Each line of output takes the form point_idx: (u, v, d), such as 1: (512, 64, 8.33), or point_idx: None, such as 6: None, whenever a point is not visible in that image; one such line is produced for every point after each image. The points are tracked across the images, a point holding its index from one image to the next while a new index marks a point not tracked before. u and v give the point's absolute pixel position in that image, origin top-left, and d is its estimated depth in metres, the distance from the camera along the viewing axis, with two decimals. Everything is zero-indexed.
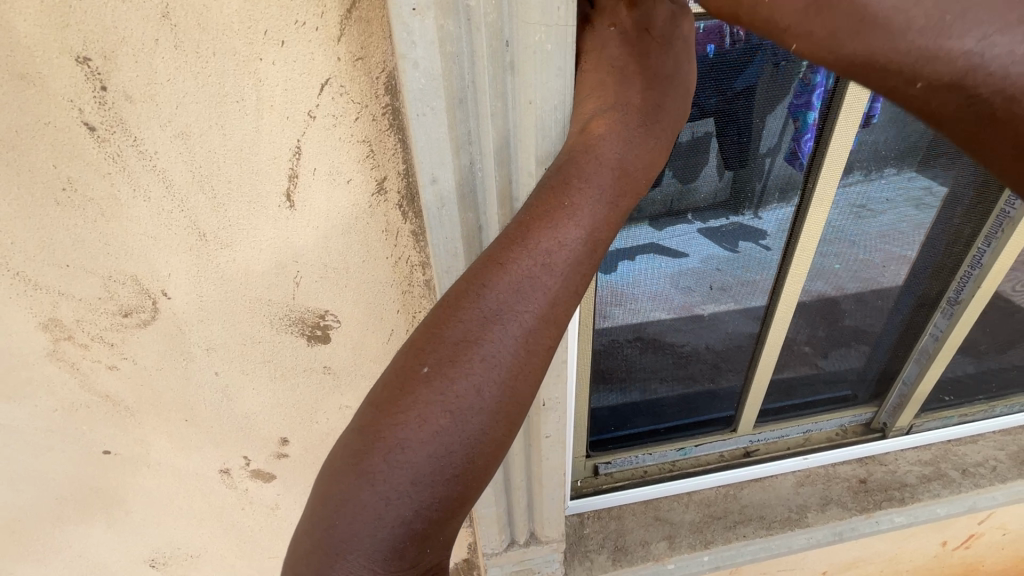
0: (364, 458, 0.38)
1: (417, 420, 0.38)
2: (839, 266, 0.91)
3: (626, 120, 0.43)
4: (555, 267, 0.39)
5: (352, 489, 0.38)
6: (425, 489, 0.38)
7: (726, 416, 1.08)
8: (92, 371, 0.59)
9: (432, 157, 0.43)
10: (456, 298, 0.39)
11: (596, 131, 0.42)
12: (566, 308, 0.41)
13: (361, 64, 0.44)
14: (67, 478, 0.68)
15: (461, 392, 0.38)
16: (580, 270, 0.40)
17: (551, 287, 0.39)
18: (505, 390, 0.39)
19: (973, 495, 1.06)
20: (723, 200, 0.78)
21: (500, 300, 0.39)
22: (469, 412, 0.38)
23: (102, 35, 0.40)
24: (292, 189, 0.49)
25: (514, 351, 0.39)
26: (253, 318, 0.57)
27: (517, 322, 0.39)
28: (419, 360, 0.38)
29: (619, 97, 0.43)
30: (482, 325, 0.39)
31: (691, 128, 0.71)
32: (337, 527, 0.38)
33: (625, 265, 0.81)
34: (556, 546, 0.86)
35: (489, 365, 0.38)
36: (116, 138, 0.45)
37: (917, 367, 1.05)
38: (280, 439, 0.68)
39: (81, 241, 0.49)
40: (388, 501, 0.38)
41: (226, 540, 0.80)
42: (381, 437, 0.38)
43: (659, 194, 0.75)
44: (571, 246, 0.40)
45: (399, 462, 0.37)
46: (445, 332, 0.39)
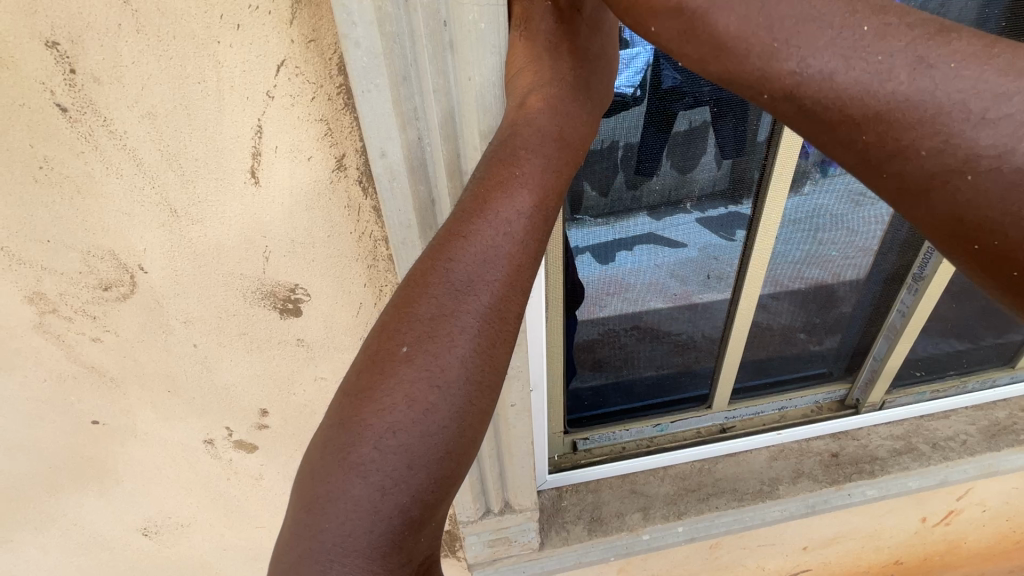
0: (352, 449, 0.38)
1: (402, 401, 0.38)
2: (825, 257, 0.96)
3: (558, 95, 0.47)
4: (518, 234, 0.42)
5: (342, 484, 0.38)
6: (419, 470, 0.38)
7: (701, 395, 1.12)
8: (77, 343, 0.62)
9: (379, 132, 0.46)
10: (423, 277, 0.41)
11: (533, 106, 0.46)
12: (532, 271, 0.43)
13: (314, 46, 0.46)
14: (60, 447, 0.72)
15: (443, 366, 0.39)
16: (538, 233, 0.43)
17: (516, 252, 0.42)
18: (485, 359, 0.40)
19: (943, 468, 1.09)
20: (720, 189, 0.84)
21: (469, 272, 0.40)
22: (453, 385, 0.39)
23: (69, 21, 0.43)
24: (256, 166, 0.52)
25: (489, 319, 0.41)
26: (227, 292, 0.60)
27: (488, 290, 0.41)
28: (395, 343, 0.40)
29: (552, 74, 0.47)
30: (456, 298, 0.40)
31: (689, 118, 0.75)
32: (331, 527, 0.38)
33: (623, 254, 0.86)
34: (531, 515, 0.90)
35: (467, 335, 0.40)
36: (87, 119, 0.48)
37: (886, 343, 1.08)
38: (260, 410, 0.72)
39: (60, 217, 0.53)
40: (383, 488, 0.38)
41: (214, 510, 0.83)
42: (366, 425, 0.38)
43: (659, 182, 0.80)
44: (528, 211, 0.42)
45: (389, 446, 0.38)
46: (418, 310, 0.40)
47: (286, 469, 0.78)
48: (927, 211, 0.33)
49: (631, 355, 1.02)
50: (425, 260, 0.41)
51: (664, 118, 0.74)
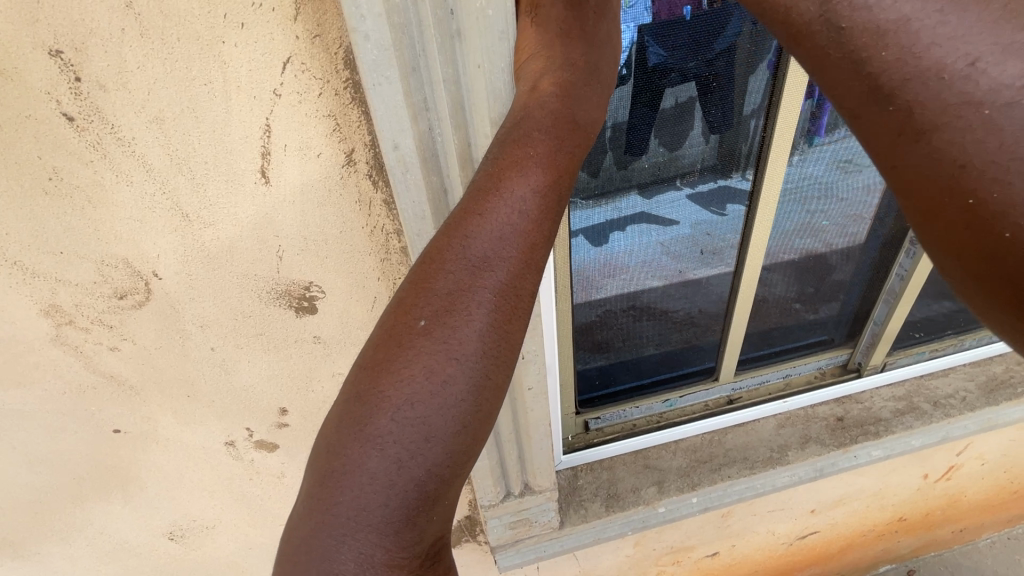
0: (369, 421, 0.38)
1: (420, 373, 0.39)
2: (816, 227, 0.98)
3: (570, 80, 0.48)
4: (534, 211, 0.43)
5: (356, 456, 0.38)
6: (436, 444, 0.39)
7: (707, 368, 1.14)
8: (95, 353, 0.62)
9: (392, 124, 0.46)
10: (440, 252, 0.41)
11: (546, 89, 0.46)
12: (546, 251, 0.44)
13: (319, 41, 0.46)
14: (83, 457, 0.73)
15: (461, 339, 0.40)
16: (551, 212, 0.43)
17: (533, 229, 0.42)
18: (502, 333, 0.41)
19: (945, 425, 1.12)
20: (710, 164, 0.84)
21: (487, 247, 0.41)
22: (471, 358, 0.40)
23: (72, 29, 0.43)
24: (266, 166, 0.52)
25: (506, 294, 0.41)
26: (242, 293, 0.60)
27: (505, 265, 0.41)
28: (412, 317, 0.40)
29: (563, 57, 0.48)
30: (472, 273, 0.41)
31: (675, 94, 0.75)
32: (346, 500, 0.38)
33: (616, 235, 0.87)
34: (550, 495, 0.92)
35: (484, 309, 0.40)
36: (94, 127, 0.47)
37: (886, 307, 1.10)
38: (280, 409, 0.72)
39: (72, 228, 0.53)
40: (400, 461, 0.38)
41: (238, 510, 0.84)
42: (383, 397, 0.38)
43: (648, 161, 0.80)
44: (543, 189, 0.43)
45: (406, 418, 0.38)
46: (436, 285, 0.41)
47: None
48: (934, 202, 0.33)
49: (631, 334, 1.03)
50: (441, 237, 0.42)
51: (650, 95, 0.74)
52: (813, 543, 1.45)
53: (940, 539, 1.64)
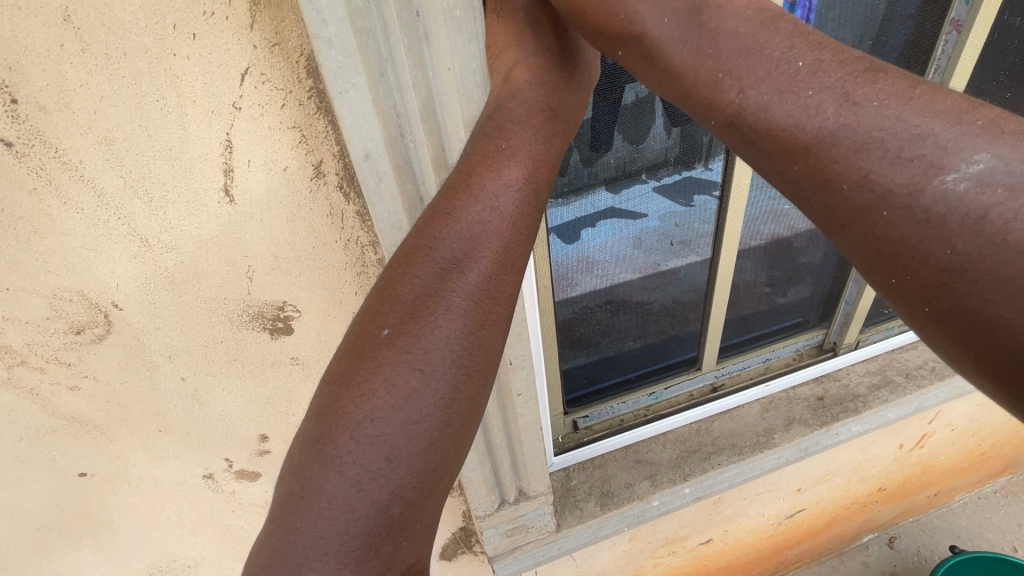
0: (330, 440, 0.37)
1: (382, 387, 0.37)
2: (784, 212, 1.00)
3: (546, 67, 0.48)
4: (504, 210, 0.41)
5: (316, 478, 0.36)
6: (400, 463, 0.37)
7: (689, 358, 1.15)
8: (53, 394, 0.58)
9: (362, 133, 0.44)
10: (407, 257, 0.40)
11: (518, 78, 0.47)
12: (520, 253, 0.42)
13: (278, 49, 0.44)
14: (47, 505, 0.68)
15: (426, 347, 0.38)
16: (525, 210, 0.42)
17: (504, 229, 0.41)
18: (472, 341, 0.39)
19: (918, 395, 1.16)
20: (673, 157, 0.84)
21: (455, 249, 0.40)
22: (437, 368, 0.38)
23: (4, 47, 0.39)
24: (229, 183, 0.49)
25: (476, 298, 0.40)
26: (212, 319, 0.57)
27: (476, 267, 0.40)
28: (377, 327, 0.39)
29: (535, 45, 0.48)
30: (438, 277, 0.39)
31: (634, 90, 0.75)
32: (304, 526, 0.36)
33: (586, 232, 0.87)
34: (545, 499, 0.92)
35: (452, 315, 0.39)
36: (36, 152, 0.44)
37: (856, 287, 1.13)
38: (260, 436, 0.69)
39: (18, 261, 0.49)
40: (360, 484, 0.36)
41: (222, 544, 0.80)
42: (346, 413, 0.37)
43: (611, 158, 0.80)
44: (516, 185, 0.42)
45: (368, 436, 0.36)
46: (401, 292, 0.39)
47: None
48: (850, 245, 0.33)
49: (609, 329, 1.03)
50: (408, 241, 0.41)
51: (612, 91, 0.74)
52: (801, 521, 1.48)
53: (918, 505, 1.70)
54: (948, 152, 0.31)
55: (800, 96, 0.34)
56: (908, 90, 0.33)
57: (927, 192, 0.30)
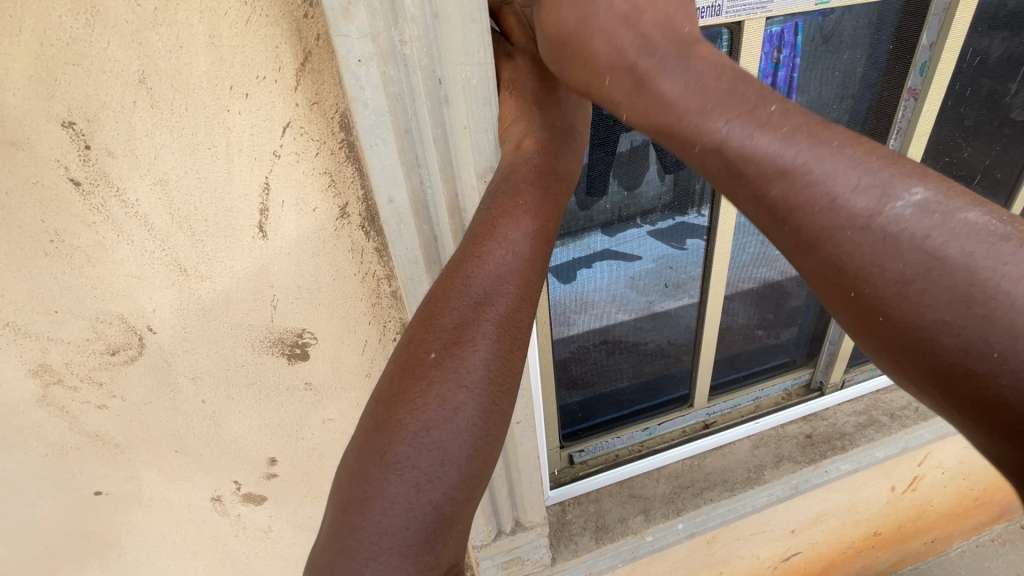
0: (388, 449, 0.41)
1: (433, 402, 0.42)
2: (768, 256, 1.06)
3: (551, 138, 0.53)
4: (526, 252, 0.47)
5: (378, 483, 0.40)
6: (451, 467, 0.41)
7: (681, 395, 1.19)
8: (82, 412, 0.62)
9: (387, 180, 0.50)
10: (444, 292, 0.45)
11: (527, 148, 0.52)
12: (539, 286, 0.48)
13: (317, 107, 0.51)
14: (59, 524, 0.70)
15: (468, 368, 0.43)
16: (541, 251, 0.48)
17: (526, 268, 0.47)
18: (505, 362, 0.44)
19: (903, 434, 1.20)
20: (667, 201, 0.91)
21: (486, 285, 0.45)
22: (478, 385, 0.43)
23: (85, 102, 0.46)
24: (264, 221, 0.55)
25: (505, 325, 0.45)
26: (236, 344, 0.62)
27: (503, 300, 0.46)
28: (423, 351, 0.43)
29: (542, 120, 0.53)
30: (475, 308, 0.45)
31: (631, 139, 0.83)
32: (370, 524, 0.39)
33: (585, 271, 0.93)
34: (540, 531, 0.93)
35: (488, 340, 0.44)
36: (99, 190, 0.50)
37: (839, 327, 1.18)
38: (269, 459, 0.72)
39: (69, 287, 0.54)
40: (419, 484, 0.40)
41: (221, 570, 0.82)
42: (401, 425, 0.41)
43: (609, 202, 0.87)
44: (533, 232, 0.48)
45: (424, 443, 0.41)
46: (442, 320, 0.44)
47: (297, 517, 0.78)
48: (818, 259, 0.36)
49: (606, 367, 1.07)
50: (443, 278, 0.46)
51: (609, 141, 0.81)
52: (796, 565, 1.47)
53: (914, 552, 1.69)
54: (887, 195, 0.35)
55: (766, 148, 0.37)
56: (853, 145, 0.36)
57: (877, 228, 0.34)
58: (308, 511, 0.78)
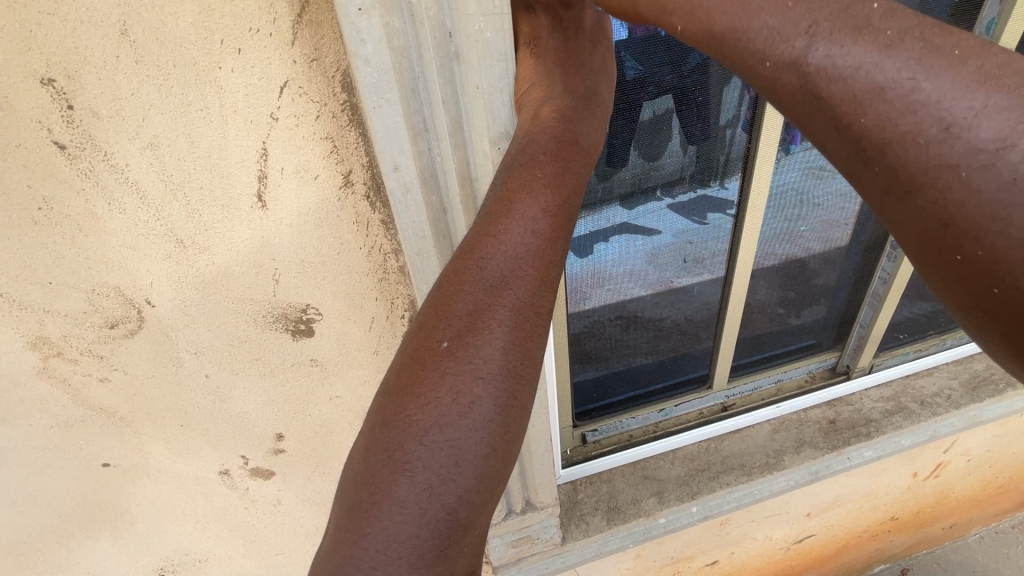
0: (398, 448, 0.38)
1: (445, 396, 0.39)
2: (797, 233, 1.00)
3: (571, 105, 0.48)
4: (546, 231, 0.43)
5: (386, 485, 0.37)
6: (466, 467, 0.38)
7: (701, 375, 1.15)
8: (84, 384, 0.61)
9: (392, 146, 0.46)
10: (457, 275, 0.42)
11: (545, 117, 0.47)
12: (559, 269, 0.44)
13: (316, 64, 0.46)
14: (70, 494, 0.70)
15: (484, 359, 0.40)
16: (562, 231, 0.44)
17: (546, 249, 0.43)
18: (523, 351, 0.41)
19: (933, 422, 1.15)
20: (690, 172, 0.85)
21: (502, 268, 0.42)
22: (495, 378, 0.40)
23: (65, 57, 0.42)
24: (262, 190, 0.51)
25: (524, 313, 0.41)
26: (238, 318, 0.59)
27: (521, 284, 0.42)
28: (434, 339, 0.40)
29: (562, 87, 0.48)
30: (491, 292, 0.41)
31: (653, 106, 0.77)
32: (377, 530, 0.37)
33: (601, 245, 0.88)
34: (552, 511, 0.92)
35: (504, 328, 0.41)
36: (86, 154, 0.47)
37: (871, 310, 1.12)
38: (276, 435, 0.71)
39: (61, 257, 0.52)
40: (430, 488, 0.37)
41: (233, 540, 0.82)
42: (411, 422, 0.38)
43: (629, 173, 0.81)
44: (553, 210, 0.43)
45: (435, 442, 0.38)
46: (455, 306, 0.41)
47: (305, 492, 0.78)
48: (912, 213, 0.32)
49: (621, 342, 1.03)
50: (455, 260, 0.43)
51: (631, 109, 0.75)
52: (809, 547, 1.46)
53: (931, 537, 1.66)
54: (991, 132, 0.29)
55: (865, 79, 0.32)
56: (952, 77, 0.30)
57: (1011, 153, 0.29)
58: (316, 486, 0.77)
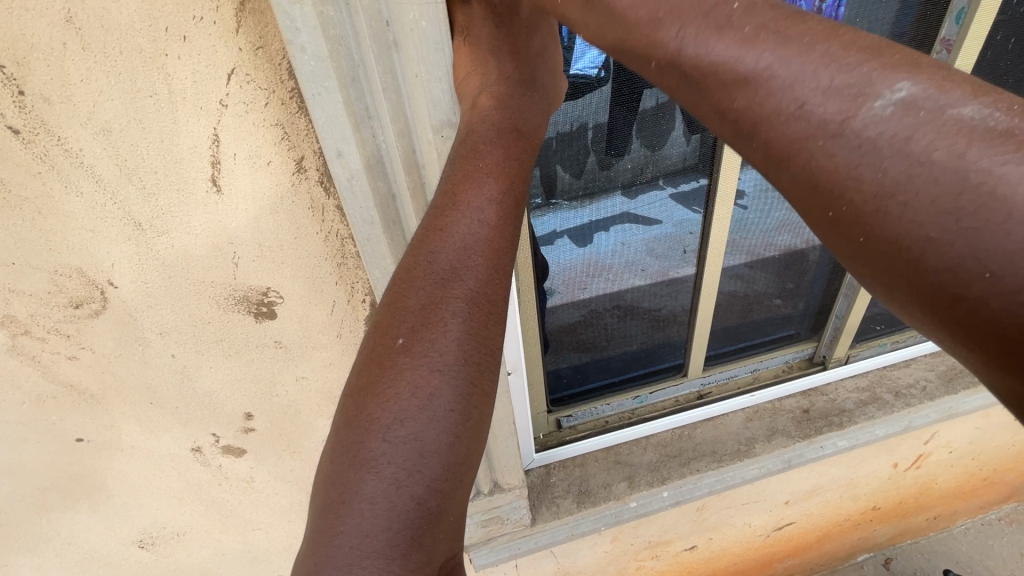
0: (362, 445, 0.39)
1: (405, 390, 0.40)
2: (794, 224, 1.00)
3: (509, 93, 0.49)
4: (493, 219, 0.44)
5: (353, 484, 0.39)
6: (432, 457, 0.40)
7: (676, 364, 1.16)
8: (53, 362, 0.63)
9: (334, 133, 0.47)
10: (409, 272, 0.43)
11: (483, 105, 0.48)
12: (510, 257, 0.45)
13: (262, 52, 0.47)
14: (48, 467, 0.73)
15: (440, 350, 0.41)
16: (507, 219, 0.45)
17: (494, 237, 0.44)
18: (480, 339, 0.42)
19: (907, 413, 1.16)
20: (692, 163, 0.87)
21: (451, 261, 0.43)
22: (454, 367, 0.41)
23: (12, 44, 0.44)
24: (217, 175, 0.53)
25: (478, 302, 0.43)
26: (200, 299, 0.61)
27: (472, 274, 0.43)
28: (391, 337, 0.42)
29: (498, 72, 0.49)
30: (443, 286, 0.43)
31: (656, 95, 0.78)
32: (349, 528, 0.38)
33: (601, 236, 0.90)
34: (520, 493, 0.94)
35: (459, 318, 0.42)
36: (40, 139, 0.48)
37: (846, 301, 1.12)
38: (245, 414, 0.73)
39: (23, 239, 0.54)
40: (398, 481, 0.39)
41: (209, 516, 0.85)
42: (373, 419, 0.40)
43: (630, 162, 0.83)
44: (498, 197, 0.45)
45: (399, 436, 0.39)
46: (409, 302, 0.42)
47: (277, 470, 0.80)
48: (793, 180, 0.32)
49: (615, 333, 1.06)
50: (408, 257, 0.44)
51: (631, 100, 0.76)
52: (789, 535, 1.48)
53: (913, 528, 1.67)
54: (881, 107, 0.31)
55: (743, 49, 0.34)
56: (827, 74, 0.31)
57: (860, 119, 0.30)
58: (287, 463, 0.80)
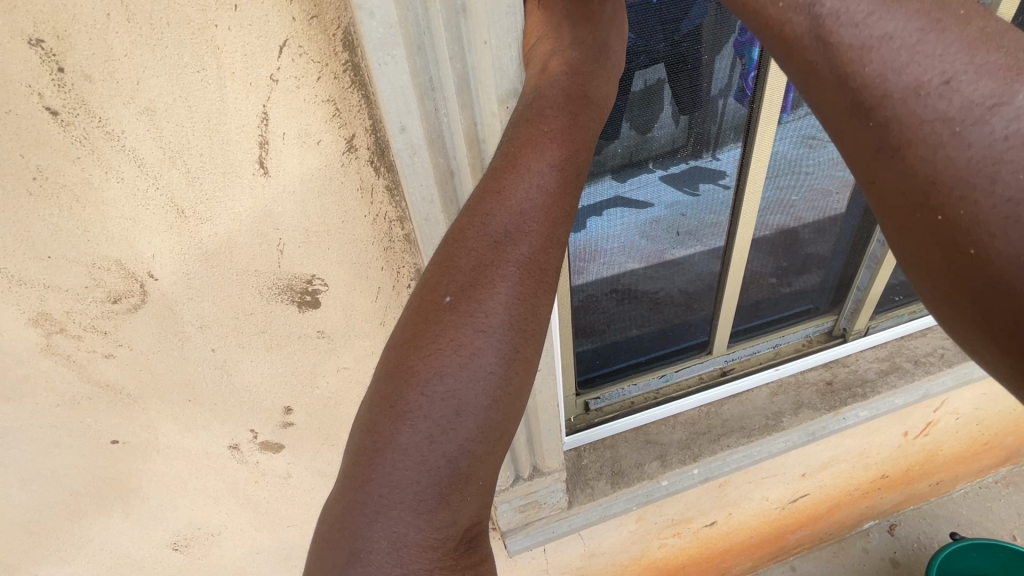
0: (400, 397, 0.38)
1: (448, 346, 0.38)
2: (785, 202, 0.99)
3: (580, 58, 0.48)
4: (553, 186, 0.43)
5: (388, 434, 0.37)
6: (467, 418, 0.38)
7: (700, 342, 1.15)
8: (89, 361, 0.60)
9: (398, 105, 0.45)
10: (462, 232, 0.41)
11: (555, 70, 0.47)
12: (565, 226, 0.43)
13: (316, 22, 0.45)
14: (81, 471, 0.70)
15: (487, 312, 0.39)
16: (567, 188, 0.43)
17: (553, 204, 0.42)
18: (529, 306, 0.40)
19: (926, 381, 1.18)
20: (680, 145, 0.84)
21: (507, 223, 0.41)
22: (499, 329, 0.39)
23: (52, 15, 0.40)
24: (264, 155, 0.50)
25: (529, 267, 0.41)
26: (243, 290, 0.58)
27: (526, 240, 0.41)
28: (439, 294, 0.40)
29: (569, 37, 0.48)
30: (496, 249, 0.41)
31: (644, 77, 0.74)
32: (379, 477, 0.37)
33: (593, 221, 0.87)
34: (558, 476, 0.94)
35: (509, 281, 0.40)
36: (80, 120, 0.45)
37: (869, 273, 1.13)
38: (285, 408, 0.71)
39: (59, 229, 0.50)
40: (431, 436, 0.38)
41: (244, 514, 0.82)
42: (414, 372, 0.38)
43: (619, 146, 0.80)
44: (560, 164, 0.43)
45: (437, 391, 0.38)
46: (459, 262, 0.40)
47: (315, 464, 0.78)
48: None
49: (613, 317, 1.03)
50: (463, 216, 0.42)
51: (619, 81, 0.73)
52: (803, 506, 1.50)
53: (918, 494, 1.72)
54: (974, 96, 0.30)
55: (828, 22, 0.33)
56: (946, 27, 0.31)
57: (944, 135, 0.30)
58: (325, 456, 0.78)
